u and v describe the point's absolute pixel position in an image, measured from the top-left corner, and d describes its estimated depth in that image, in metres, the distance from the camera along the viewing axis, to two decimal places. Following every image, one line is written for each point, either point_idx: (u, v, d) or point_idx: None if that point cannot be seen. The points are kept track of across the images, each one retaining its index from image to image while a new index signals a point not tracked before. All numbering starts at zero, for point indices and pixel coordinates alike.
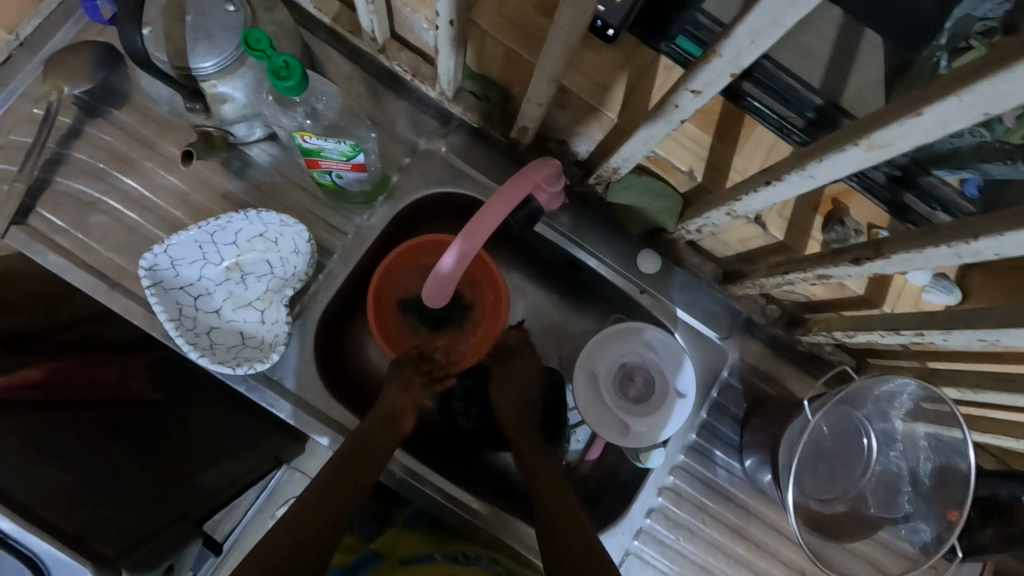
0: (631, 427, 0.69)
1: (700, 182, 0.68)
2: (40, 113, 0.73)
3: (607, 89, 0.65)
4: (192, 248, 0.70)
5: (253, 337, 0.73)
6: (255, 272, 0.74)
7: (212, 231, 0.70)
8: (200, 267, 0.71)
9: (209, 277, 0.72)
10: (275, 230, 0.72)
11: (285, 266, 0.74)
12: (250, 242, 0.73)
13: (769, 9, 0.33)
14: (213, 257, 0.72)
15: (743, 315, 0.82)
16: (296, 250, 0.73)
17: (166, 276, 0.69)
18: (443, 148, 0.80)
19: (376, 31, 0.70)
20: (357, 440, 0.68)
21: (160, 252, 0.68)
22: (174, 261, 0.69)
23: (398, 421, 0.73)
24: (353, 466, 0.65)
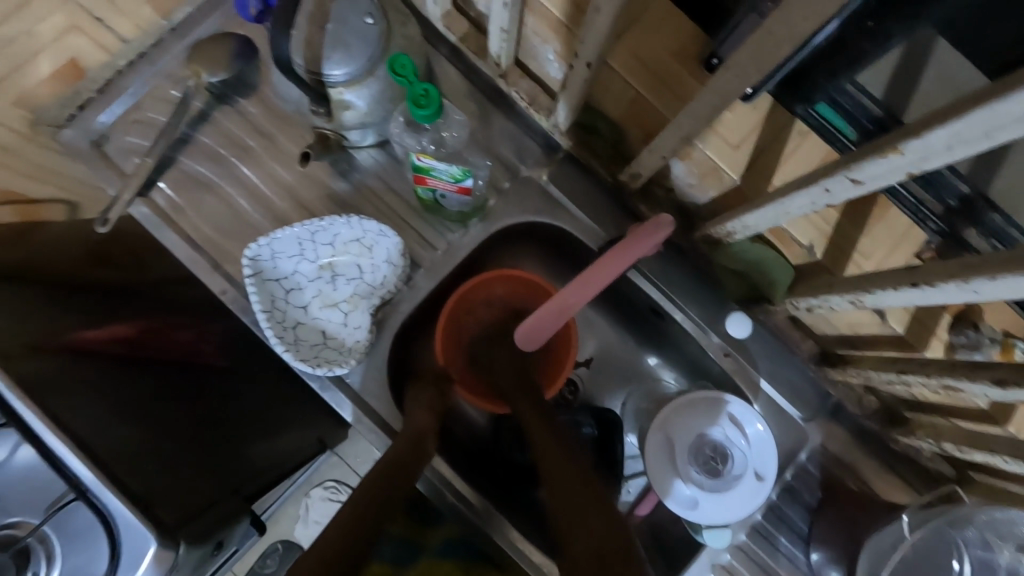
0: (698, 501, 0.65)
1: (820, 260, 0.63)
2: (178, 95, 0.78)
3: (735, 148, 0.62)
4: (293, 243, 0.72)
5: (335, 338, 0.75)
6: (345, 275, 0.76)
7: (314, 230, 0.72)
8: (296, 262, 0.74)
9: (303, 273, 0.74)
10: (371, 238, 0.73)
11: (375, 274, 0.76)
12: (346, 245, 0.74)
13: (984, 118, 0.30)
14: (309, 256, 0.74)
15: (832, 400, 0.76)
16: (388, 259, 0.75)
17: (266, 267, 0.72)
18: (543, 176, 0.78)
19: (502, 56, 0.69)
20: (386, 462, 0.64)
21: (264, 244, 0.70)
22: (275, 254, 0.72)
23: (424, 443, 0.67)
24: (377, 484, 0.61)
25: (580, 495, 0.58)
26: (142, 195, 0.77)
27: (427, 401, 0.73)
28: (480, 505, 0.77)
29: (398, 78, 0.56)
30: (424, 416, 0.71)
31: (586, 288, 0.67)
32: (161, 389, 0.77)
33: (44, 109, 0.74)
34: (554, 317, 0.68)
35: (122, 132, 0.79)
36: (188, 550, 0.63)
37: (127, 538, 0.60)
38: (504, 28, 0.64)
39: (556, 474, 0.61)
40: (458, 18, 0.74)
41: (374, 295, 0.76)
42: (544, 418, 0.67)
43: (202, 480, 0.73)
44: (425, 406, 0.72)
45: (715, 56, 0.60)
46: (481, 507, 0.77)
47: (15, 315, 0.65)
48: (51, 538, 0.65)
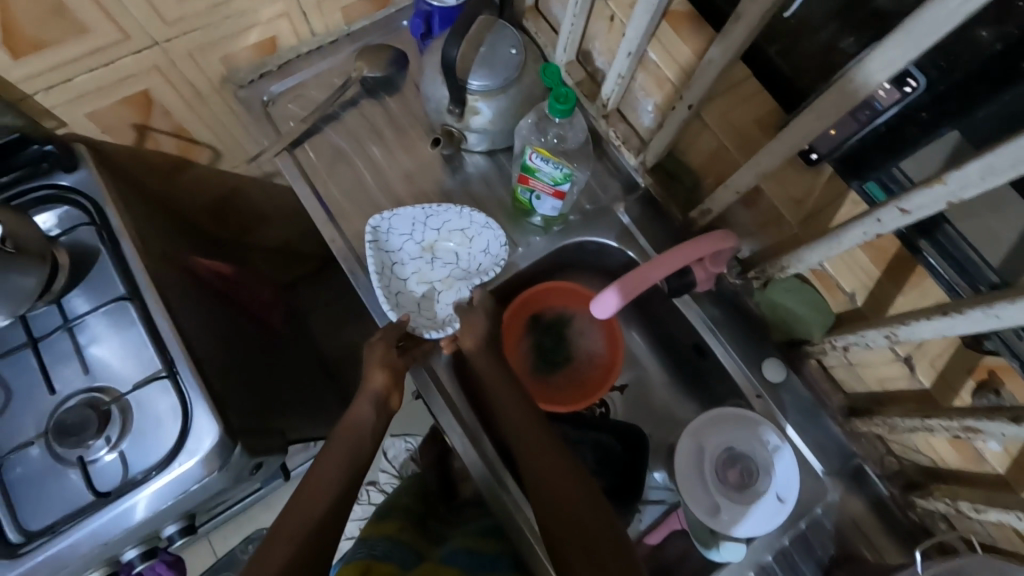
0: (719, 510, 0.71)
1: (859, 308, 0.73)
2: (339, 82, 0.95)
3: (797, 203, 0.74)
4: (408, 223, 0.87)
5: (427, 309, 0.88)
6: (443, 258, 0.90)
7: (428, 215, 0.87)
8: (406, 240, 0.88)
9: (408, 250, 0.88)
10: (474, 229, 0.88)
11: (470, 261, 0.90)
12: (450, 233, 0.89)
13: (1007, 154, 0.40)
14: (418, 237, 0.88)
15: (855, 461, 0.80)
16: (484, 251, 0.89)
17: (383, 239, 0.86)
18: (620, 208, 0.90)
19: (611, 99, 0.85)
20: (349, 425, 0.82)
21: (386, 218, 0.85)
22: (391, 230, 0.87)
23: (384, 402, 0.81)
24: (353, 446, 0.80)
25: (557, 484, 0.73)
26: (288, 151, 0.91)
27: (376, 359, 0.80)
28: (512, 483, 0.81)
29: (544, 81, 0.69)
30: (381, 377, 0.80)
31: (663, 266, 0.74)
32: (237, 321, 0.95)
33: (236, 70, 0.92)
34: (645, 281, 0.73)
35: (286, 101, 0.95)
36: (239, 455, 0.75)
37: (193, 434, 0.73)
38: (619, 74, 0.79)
39: (537, 460, 0.75)
40: (576, 67, 0.90)
41: (465, 278, 0.89)
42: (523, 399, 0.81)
43: (257, 400, 0.86)
44: (381, 364, 0.80)
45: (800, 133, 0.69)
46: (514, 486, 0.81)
47: (155, 233, 0.85)
48: (132, 410, 0.75)
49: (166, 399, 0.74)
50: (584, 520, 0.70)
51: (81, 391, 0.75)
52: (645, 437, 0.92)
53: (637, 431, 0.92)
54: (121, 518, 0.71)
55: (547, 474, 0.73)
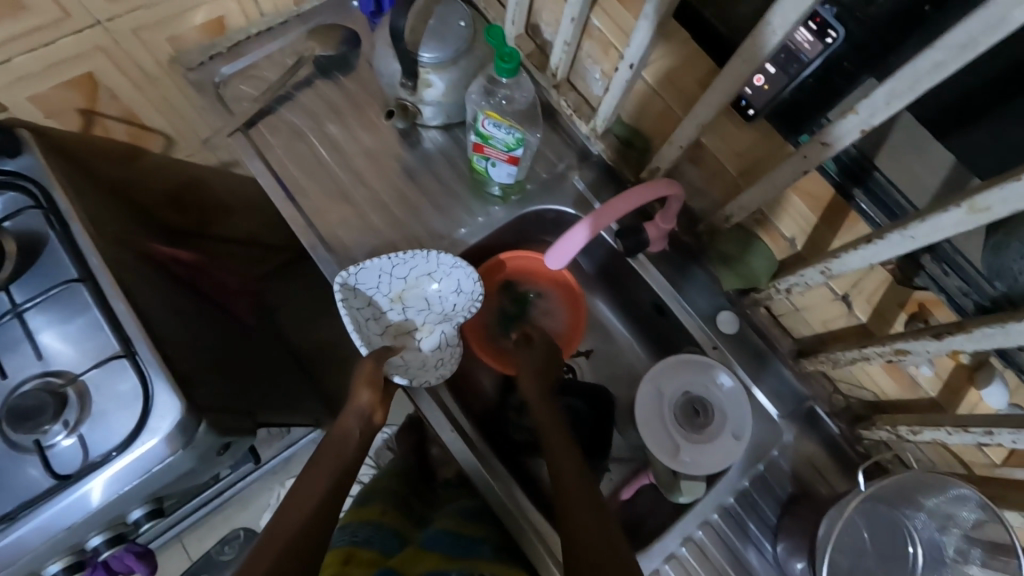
0: (679, 451, 0.81)
1: (799, 252, 0.77)
2: (290, 62, 0.95)
3: (738, 156, 0.77)
4: (374, 275, 0.84)
5: (411, 360, 0.88)
6: (415, 302, 0.88)
7: (394, 263, 0.84)
8: (374, 293, 0.86)
9: (379, 302, 0.87)
10: (444, 270, 0.86)
11: (442, 303, 0.89)
12: (418, 278, 0.87)
13: (906, 77, 0.45)
14: (387, 289, 0.86)
15: (807, 403, 0.84)
16: (457, 291, 0.88)
17: (350, 294, 0.83)
18: (575, 177, 0.94)
19: (560, 68, 0.87)
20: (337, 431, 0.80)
21: (352, 272, 0.82)
22: (357, 284, 0.84)
23: (369, 417, 0.81)
24: (337, 453, 0.79)
25: (586, 502, 0.72)
26: (242, 131, 0.91)
27: (365, 376, 0.81)
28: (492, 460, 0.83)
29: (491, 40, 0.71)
30: (366, 395, 0.80)
31: (615, 209, 0.75)
32: (201, 306, 0.93)
33: (185, 52, 0.91)
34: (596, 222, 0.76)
35: (238, 82, 0.95)
36: (205, 433, 0.74)
37: (155, 415, 0.71)
38: (565, 41, 0.82)
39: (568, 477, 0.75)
40: (526, 41, 0.93)
41: (441, 321, 0.89)
42: (551, 414, 0.83)
43: (224, 382, 0.85)
44: (365, 380, 0.80)
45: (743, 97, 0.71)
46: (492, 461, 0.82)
47: (106, 215, 0.83)
48: (90, 395, 0.73)
49: (126, 380, 0.73)
50: (599, 535, 0.67)
51: (36, 376, 0.74)
52: (609, 395, 0.95)
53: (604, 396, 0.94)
54: (78, 503, 0.69)
55: (569, 482, 0.74)
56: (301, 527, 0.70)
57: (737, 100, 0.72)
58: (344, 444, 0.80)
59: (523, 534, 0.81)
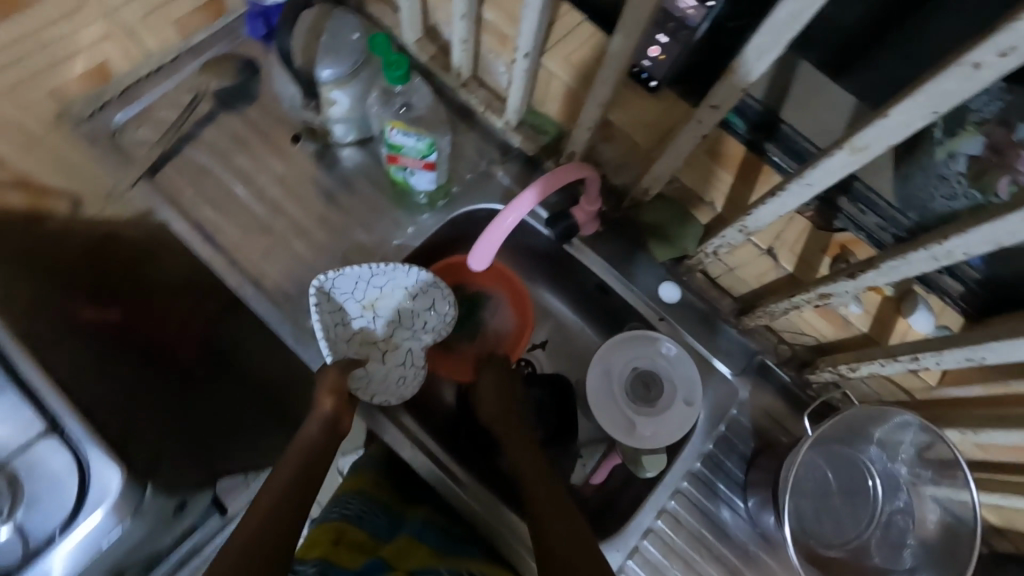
0: (636, 427, 0.83)
1: (720, 214, 0.77)
2: (187, 100, 0.92)
3: (647, 127, 0.77)
4: (352, 282, 0.83)
5: (374, 373, 0.86)
6: (386, 314, 0.87)
7: (373, 273, 0.83)
8: (347, 299, 0.85)
9: (350, 307, 0.85)
10: (420, 288, 0.86)
11: (413, 319, 0.88)
12: (393, 291, 0.86)
13: (769, 31, 0.45)
14: (361, 297, 0.85)
15: (756, 357, 0.86)
16: (429, 308, 0.88)
17: (327, 296, 0.82)
18: (500, 172, 0.93)
19: (463, 66, 0.86)
20: (300, 446, 0.73)
21: (334, 275, 0.81)
22: (335, 288, 0.83)
23: (335, 423, 0.76)
24: (305, 456, 0.72)
25: (554, 500, 0.68)
26: (147, 179, 0.88)
27: (329, 383, 0.77)
28: (466, 474, 0.82)
29: (377, 53, 0.71)
30: (331, 402, 0.75)
31: (533, 194, 0.73)
32: (141, 364, 0.89)
33: (71, 105, 0.87)
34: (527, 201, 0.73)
35: (135, 128, 0.91)
36: (152, 497, 0.71)
37: (95, 480, 0.67)
38: (460, 39, 0.81)
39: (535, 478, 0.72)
40: (427, 43, 0.91)
41: (409, 338, 0.88)
42: (512, 419, 0.81)
43: (169, 438, 0.82)
44: (328, 386, 0.76)
45: (646, 71, 0.73)
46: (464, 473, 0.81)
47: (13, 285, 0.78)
48: (21, 481, 0.68)
49: (56, 459, 0.68)
50: (568, 528, 0.64)
51: None
52: (569, 384, 0.95)
53: (564, 387, 0.93)
54: None
55: (540, 492, 0.70)
56: (254, 528, 0.62)
57: (637, 72, 0.74)
58: (311, 450, 0.73)
59: (500, 536, 0.80)
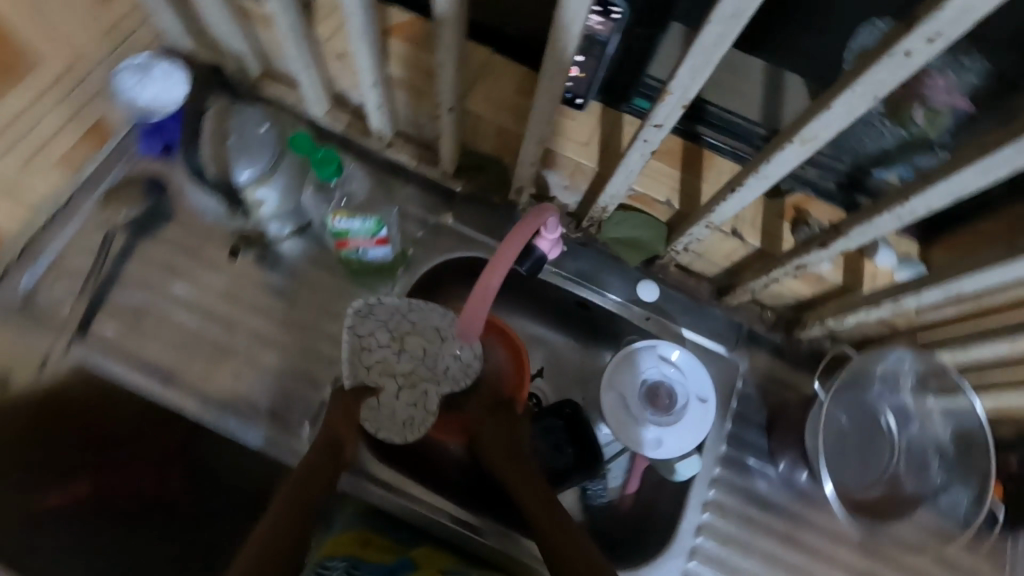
0: (663, 440, 0.75)
1: (679, 210, 0.76)
2: (100, 239, 0.84)
3: (586, 145, 0.76)
4: (389, 311, 0.81)
5: (384, 405, 0.81)
6: (412, 351, 0.82)
7: (409, 306, 0.81)
8: (378, 328, 0.81)
9: (376, 336, 0.81)
10: (447, 330, 0.82)
11: (436, 361, 0.83)
12: (422, 327, 0.82)
13: (699, 53, 0.45)
14: (393, 328, 0.81)
15: (745, 327, 0.88)
16: (455, 353, 0.82)
17: (360, 319, 0.81)
18: (450, 220, 0.88)
19: (384, 128, 0.83)
20: (301, 470, 0.67)
21: (374, 301, 0.81)
22: (370, 313, 0.81)
23: (339, 450, 0.70)
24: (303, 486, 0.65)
25: None
26: (79, 338, 0.80)
27: (342, 407, 0.74)
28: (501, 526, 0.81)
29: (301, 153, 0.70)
30: (339, 426, 0.72)
31: (498, 267, 0.71)
32: None
33: None
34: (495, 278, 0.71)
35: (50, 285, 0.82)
36: None
37: None
38: (376, 104, 0.78)
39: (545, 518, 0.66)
40: (339, 113, 0.88)
41: (428, 379, 0.82)
42: (520, 469, 0.73)
43: None
44: (340, 406, 0.73)
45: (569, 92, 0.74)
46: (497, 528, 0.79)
47: None
48: None
49: None
50: None
51: None
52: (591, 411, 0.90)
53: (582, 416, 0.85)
54: None
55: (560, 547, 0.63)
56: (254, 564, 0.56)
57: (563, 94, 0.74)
58: (311, 478, 0.66)
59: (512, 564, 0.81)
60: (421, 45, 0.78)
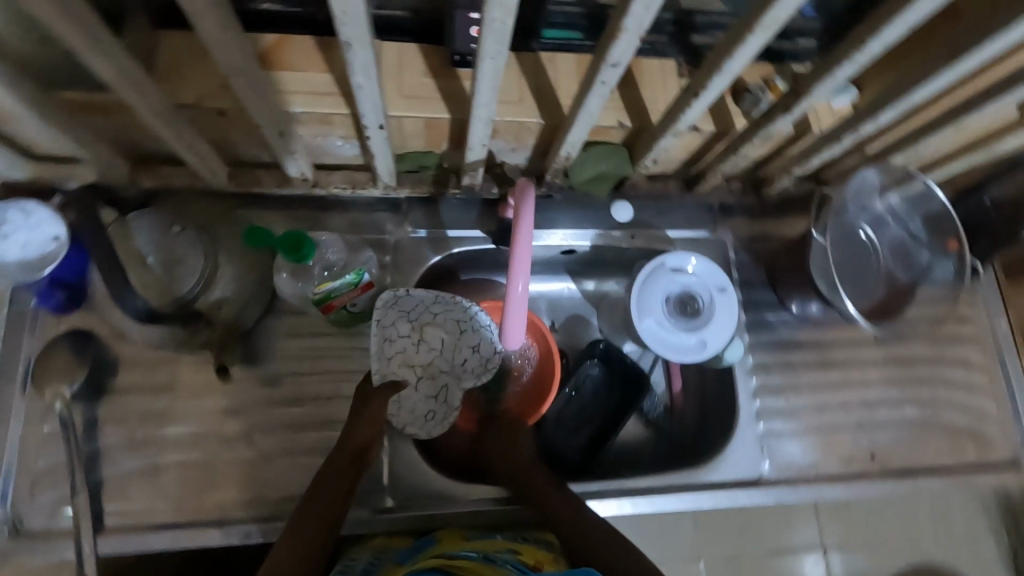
0: (706, 340, 0.78)
1: (633, 126, 0.74)
2: (55, 425, 0.73)
3: (522, 100, 0.72)
4: (413, 302, 0.77)
5: (405, 399, 0.77)
6: (431, 343, 0.78)
7: (434, 298, 0.78)
8: (401, 320, 0.77)
9: (397, 328, 0.76)
10: (468, 325, 0.78)
11: (456, 353, 0.78)
12: (445, 320, 0.78)
13: None
14: (415, 318, 0.77)
15: (717, 204, 0.92)
16: (472, 346, 0.79)
17: (385, 311, 0.76)
18: (408, 228, 0.84)
19: (304, 169, 0.75)
20: (318, 478, 0.69)
21: (400, 293, 0.77)
22: (395, 305, 0.77)
23: (362, 456, 0.70)
24: (323, 508, 0.67)
25: None
26: (98, 535, 0.71)
27: (367, 413, 0.71)
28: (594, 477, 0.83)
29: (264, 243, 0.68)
30: (364, 430, 0.70)
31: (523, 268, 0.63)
32: None
33: None
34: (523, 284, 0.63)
35: (30, 499, 0.71)
36: None
37: None
38: (290, 150, 0.69)
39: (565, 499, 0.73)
40: (243, 173, 0.77)
41: (449, 373, 0.78)
42: (539, 479, 0.74)
43: None
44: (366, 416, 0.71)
45: (457, 52, 0.67)
46: (593, 479, 0.81)
47: None
48: None
49: None
50: None
51: None
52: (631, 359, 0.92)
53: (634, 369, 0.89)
54: None
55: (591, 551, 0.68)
56: None
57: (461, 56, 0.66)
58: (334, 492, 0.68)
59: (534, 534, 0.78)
60: (306, 66, 0.67)
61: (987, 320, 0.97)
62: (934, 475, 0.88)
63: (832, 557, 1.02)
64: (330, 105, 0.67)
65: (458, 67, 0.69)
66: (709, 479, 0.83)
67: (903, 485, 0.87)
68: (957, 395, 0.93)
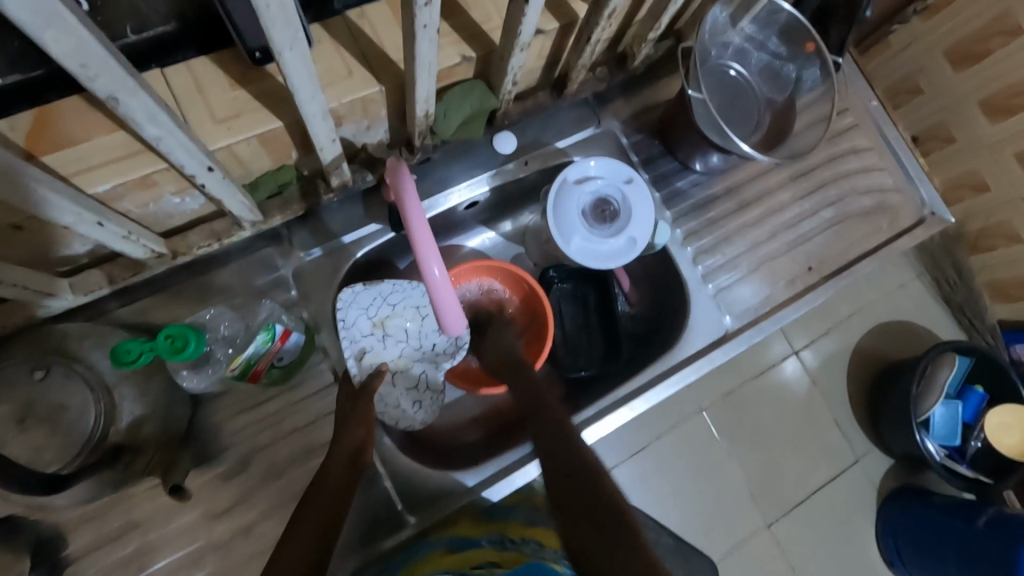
0: (634, 236, 0.78)
1: (478, 54, 0.68)
2: None
3: (352, 72, 0.63)
4: (369, 297, 0.75)
5: (387, 396, 0.76)
6: (396, 334, 0.77)
7: (388, 288, 0.76)
8: (361, 317, 0.75)
9: (359, 326, 0.74)
10: (428, 307, 0.78)
11: (422, 339, 0.78)
12: (402, 307, 0.77)
13: None
14: (374, 312, 0.76)
15: (592, 96, 0.89)
16: (435, 330, 0.78)
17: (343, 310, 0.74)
18: (301, 253, 0.76)
19: (151, 245, 0.64)
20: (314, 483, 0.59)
21: (357, 290, 0.75)
22: (353, 302, 0.74)
23: (359, 459, 0.63)
24: (330, 505, 0.56)
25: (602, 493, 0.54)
26: None
27: (357, 413, 0.66)
28: (588, 401, 0.84)
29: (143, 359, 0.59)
30: (359, 430, 0.65)
31: (429, 254, 0.55)
32: None
33: None
34: (441, 273, 0.56)
35: None
36: None
37: None
38: (123, 234, 0.59)
39: (547, 443, 0.61)
40: (86, 278, 0.66)
41: (423, 359, 0.78)
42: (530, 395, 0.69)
43: None
44: (357, 417, 0.66)
45: (254, 49, 0.57)
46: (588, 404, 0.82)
47: None
48: None
49: None
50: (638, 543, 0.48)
51: None
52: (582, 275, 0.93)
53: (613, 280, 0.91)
54: None
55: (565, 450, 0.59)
56: None
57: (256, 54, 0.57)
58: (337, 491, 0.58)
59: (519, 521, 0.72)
60: (89, 131, 0.55)
61: (859, 103, 1.02)
62: (865, 257, 0.96)
63: (808, 356, 1.12)
64: (141, 166, 0.56)
65: (264, 64, 0.59)
66: (686, 352, 0.86)
67: (844, 280, 0.94)
68: (860, 180, 0.99)
